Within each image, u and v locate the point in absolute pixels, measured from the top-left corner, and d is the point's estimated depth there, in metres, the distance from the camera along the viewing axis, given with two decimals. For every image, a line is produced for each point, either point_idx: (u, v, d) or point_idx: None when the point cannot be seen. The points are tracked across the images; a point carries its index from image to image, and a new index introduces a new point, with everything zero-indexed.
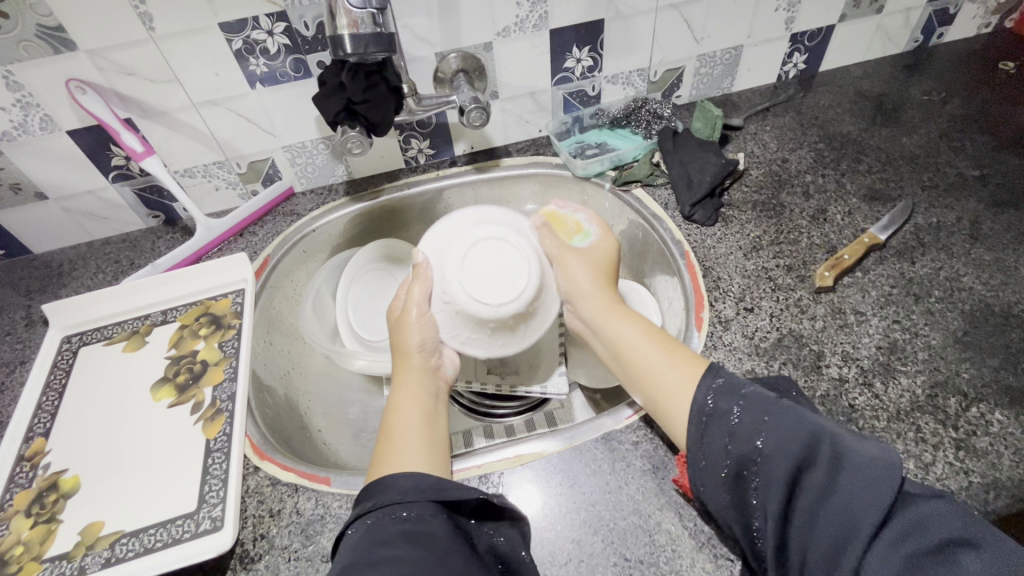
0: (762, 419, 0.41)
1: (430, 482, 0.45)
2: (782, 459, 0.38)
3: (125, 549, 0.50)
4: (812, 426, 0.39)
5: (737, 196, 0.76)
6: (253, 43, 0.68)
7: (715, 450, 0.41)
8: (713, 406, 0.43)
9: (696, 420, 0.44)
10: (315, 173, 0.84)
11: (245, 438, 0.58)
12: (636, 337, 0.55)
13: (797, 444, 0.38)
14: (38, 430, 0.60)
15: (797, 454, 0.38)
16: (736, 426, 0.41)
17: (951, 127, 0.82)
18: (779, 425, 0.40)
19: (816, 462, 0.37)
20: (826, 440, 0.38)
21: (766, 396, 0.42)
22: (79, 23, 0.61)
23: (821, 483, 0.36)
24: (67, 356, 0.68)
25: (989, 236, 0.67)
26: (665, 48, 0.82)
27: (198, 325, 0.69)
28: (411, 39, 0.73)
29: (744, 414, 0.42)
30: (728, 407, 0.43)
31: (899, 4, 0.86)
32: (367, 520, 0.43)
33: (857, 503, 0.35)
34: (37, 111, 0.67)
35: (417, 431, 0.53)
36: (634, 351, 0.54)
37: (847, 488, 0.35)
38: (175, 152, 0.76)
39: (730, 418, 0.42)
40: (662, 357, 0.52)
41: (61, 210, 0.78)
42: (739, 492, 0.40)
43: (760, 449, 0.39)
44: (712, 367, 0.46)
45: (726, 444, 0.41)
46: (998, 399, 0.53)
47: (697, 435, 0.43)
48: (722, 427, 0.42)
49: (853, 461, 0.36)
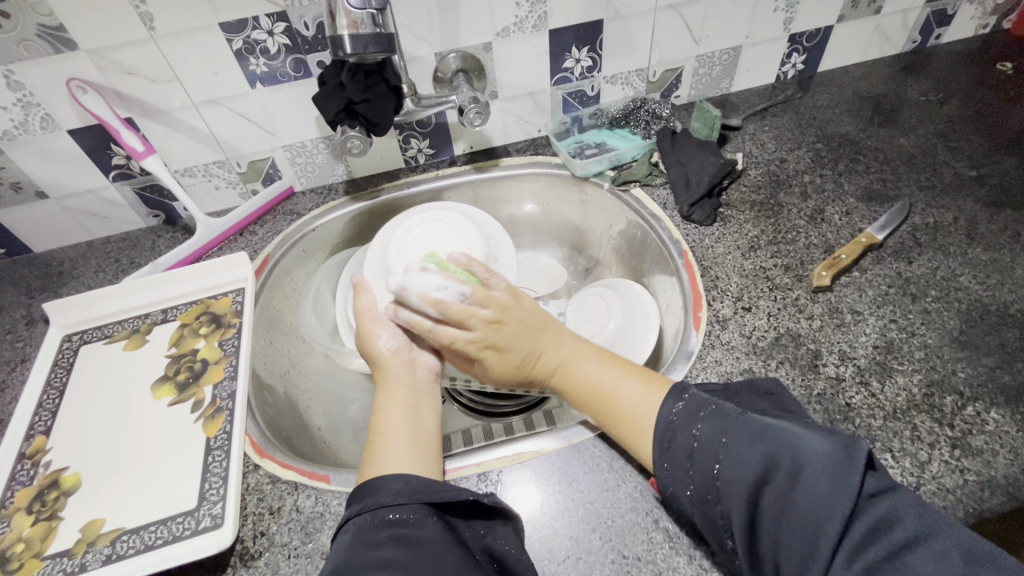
0: (719, 441, 0.41)
1: (420, 483, 0.46)
2: (743, 478, 0.38)
3: (126, 546, 0.51)
4: (768, 440, 0.39)
5: (735, 196, 0.77)
6: (253, 43, 0.68)
7: (680, 475, 0.42)
8: (674, 427, 0.44)
9: (658, 445, 0.44)
10: (315, 173, 0.84)
11: (245, 436, 0.58)
12: (600, 373, 0.53)
13: (754, 461, 0.38)
14: (39, 428, 0.61)
15: (756, 472, 0.38)
16: (697, 448, 0.42)
17: (949, 127, 0.83)
18: (737, 443, 0.40)
19: (774, 476, 0.37)
20: (783, 452, 0.38)
21: (723, 413, 0.43)
22: (80, 23, 0.62)
23: (781, 492, 0.36)
24: (68, 354, 0.68)
25: (985, 236, 0.68)
26: (664, 48, 0.83)
27: (199, 324, 0.70)
28: (411, 40, 0.73)
29: (703, 432, 0.42)
30: (687, 432, 0.43)
31: (897, 5, 0.87)
32: (356, 523, 0.43)
33: (818, 511, 0.35)
34: (37, 111, 0.67)
35: (402, 429, 0.52)
36: (600, 401, 0.52)
37: (806, 497, 0.35)
38: (175, 151, 0.76)
39: (690, 439, 0.43)
40: (624, 380, 0.52)
41: (62, 209, 0.79)
42: (709, 511, 0.40)
43: (718, 472, 0.40)
44: (677, 390, 0.47)
45: (688, 470, 0.42)
46: (994, 398, 0.54)
47: (662, 460, 0.44)
48: (684, 447, 0.43)
49: (810, 469, 0.36)
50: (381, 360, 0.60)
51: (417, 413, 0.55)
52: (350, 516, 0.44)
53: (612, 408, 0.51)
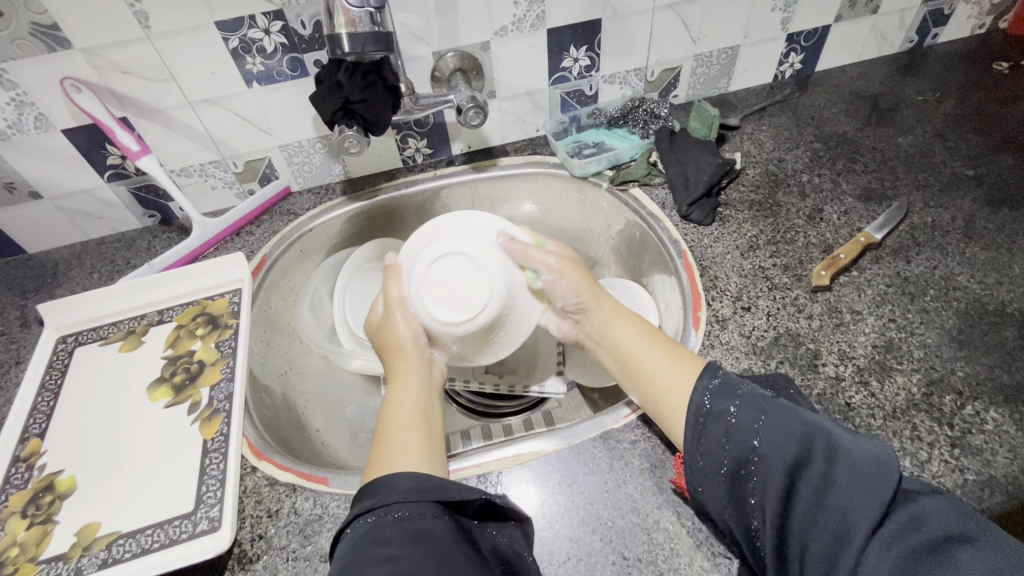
0: (758, 419, 0.41)
1: (431, 482, 0.45)
2: (779, 458, 0.38)
3: (122, 550, 0.50)
4: (808, 423, 0.39)
5: (734, 196, 0.76)
6: (249, 42, 0.67)
7: (713, 449, 0.42)
8: (709, 407, 0.44)
9: (693, 421, 0.44)
10: (312, 173, 0.84)
11: (242, 438, 0.58)
12: (639, 342, 0.55)
13: (793, 442, 0.38)
14: (34, 431, 0.60)
15: (796, 453, 0.38)
16: (733, 426, 0.42)
17: (946, 127, 0.83)
18: (778, 422, 0.40)
19: (813, 459, 0.37)
20: (823, 436, 0.38)
21: (760, 395, 0.43)
22: (74, 22, 0.61)
23: (820, 480, 0.36)
24: (63, 356, 0.67)
25: (983, 235, 0.68)
26: (662, 48, 0.83)
27: (196, 325, 0.69)
28: (408, 39, 0.72)
29: (741, 412, 0.42)
30: (724, 408, 0.43)
31: (894, 5, 0.87)
32: (366, 519, 0.43)
33: (856, 494, 0.35)
34: (31, 110, 0.67)
35: (413, 427, 0.52)
36: (643, 360, 0.53)
37: (845, 481, 0.35)
38: (171, 151, 0.76)
39: (727, 417, 0.42)
40: (660, 355, 0.52)
41: (56, 209, 0.78)
42: (738, 491, 0.40)
43: (756, 449, 0.40)
44: (709, 369, 0.46)
45: (724, 446, 0.42)
46: (993, 397, 0.54)
47: (694, 437, 0.43)
48: (720, 426, 0.42)
49: (849, 454, 0.36)
50: (398, 348, 0.61)
51: (429, 410, 0.56)
52: (359, 511, 0.44)
53: (643, 370, 0.52)
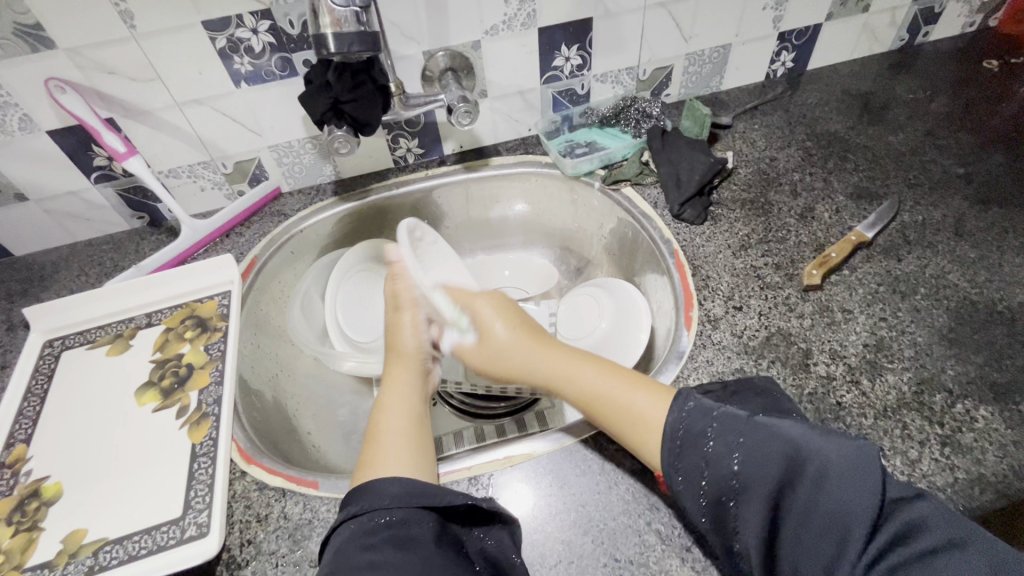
0: (738, 441, 0.40)
1: (415, 487, 0.45)
2: (763, 480, 0.38)
3: (109, 556, 0.50)
4: (791, 444, 0.38)
5: (726, 195, 0.76)
6: (237, 41, 0.67)
7: (692, 474, 0.41)
8: (687, 429, 0.43)
9: (670, 447, 0.43)
10: (302, 173, 0.83)
11: (231, 442, 0.57)
12: (595, 380, 0.52)
13: (775, 462, 0.38)
14: (19, 436, 0.59)
15: (779, 473, 0.38)
16: (710, 452, 0.41)
17: (937, 125, 0.83)
18: (757, 443, 0.39)
19: (798, 479, 0.37)
20: (809, 455, 0.37)
21: (736, 416, 0.42)
22: (58, 22, 0.60)
23: (806, 498, 0.36)
24: (49, 360, 0.66)
25: (973, 233, 0.68)
26: (653, 47, 0.82)
27: (184, 328, 0.69)
28: (398, 38, 0.72)
29: (718, 437, 0.41)
30: (701, 432, 0.42)
31: (885, 3, 0.87)
32: (350, 525, 0.43)
33: (845, 513, 0.35)
34: (15, 111, 0.66)
35: (401, 432, 0.52)
36: (604, 402, 0.50)
37: (830, 500, 0.35)
38: (159, 152, 0.75)
39: (705, 442, 0.41)
40: (623, 385, 0.50)
41: (42, 211, 0.77)
42: (720, 512, 0.40)
43: (737, 472, 0.39)
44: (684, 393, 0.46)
45: (703, 471, 0.41)
46: (984, 395, 0.54)
47: (672, 460, 0.43)
48: (698, 452, 0.42)
49: (837, 473, 0.36)
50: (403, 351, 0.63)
51: (418, 413, 0.56)
52: (343, 518, 0.44)
53: (614, 408, 0.49)
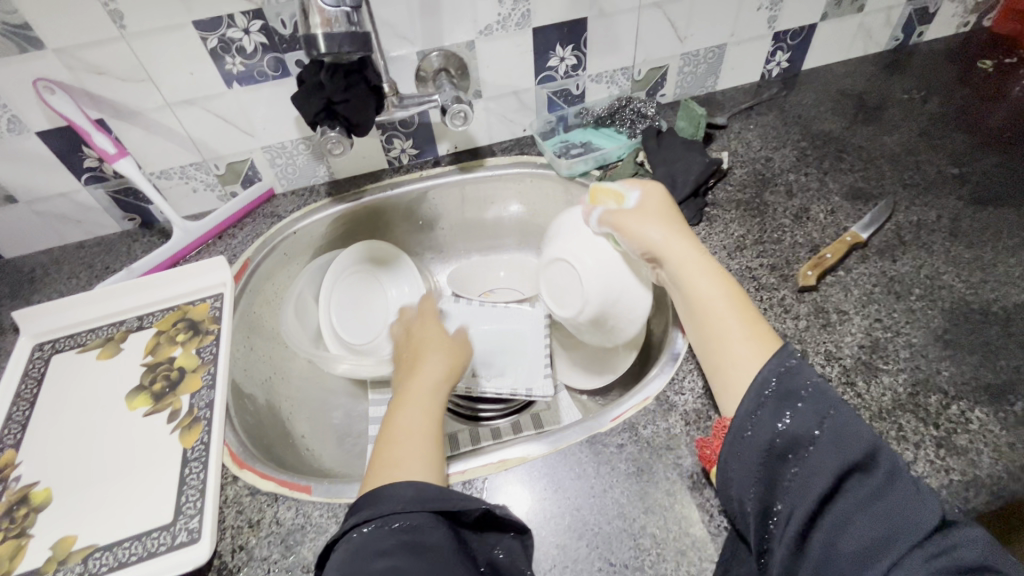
0: (827, 411, 0.39)
1: (429, 492, 0.44)
2: (839, 453, 0.37)
3: (99, 563, 0.49)
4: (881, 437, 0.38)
5: (721, 196, 0.76)
6: (228, 41, 0.66)
7: (767, 428, 0.40)
8: (777, 384, 0.41)
9: (756, 394, 0.41)
10: (296, 174, 0.83)
11: (223, 446, 0.57)
12: (713, 296, 0.52)
13: (858, 446, 0.37)
14: (8, 441, 0.59)
15: (857, 454, 0.37)
16: (799, 409, 0.40)
17: (931, 126, 0.83)
18: (847, 421, 0.39)
19: (873, 468, 0.37)
20: (890, 453, 0.37)
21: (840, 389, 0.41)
22: (46, 22, 0.60)
23: (870, 488, 0.36)
24: (39, 364, 0.66)
25: (968, 234, 0.68)
26: (648, 47, 0.82)
27: (176, 331, 0.68)
28: (392, 38, 0.71)
29: (809, 404, 0.40)
30: (796, 390, 0.41)
31: (879, 3, 0.87)
32: (364, 529, 0.42)
33: (912, 514, 0.35)
34: (3, 112, 0.65)
35: (415, 433, 0.51)
36: (709, 314, 0.52)
37: (899, 500, 0.35)
38: (151, 153, 0.74)
39: (797, 401, 0.40)
40: (736, 316, 0.50)
41: (32, 213, 0.76)
42: (775, 469, 0.39)
43: (816, 438, 0.38)
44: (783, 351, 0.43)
45: (782, 427, 0.39)
46: (978, 397, 0.54)
47: (757, 408, 0.41)
48: (785, 406, 0.40)
49: (911, 480, 0.36)
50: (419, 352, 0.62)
51: (439, 412, 0.54)
52: (354, 523, 0.43)
53: (713, 324, 0.51)
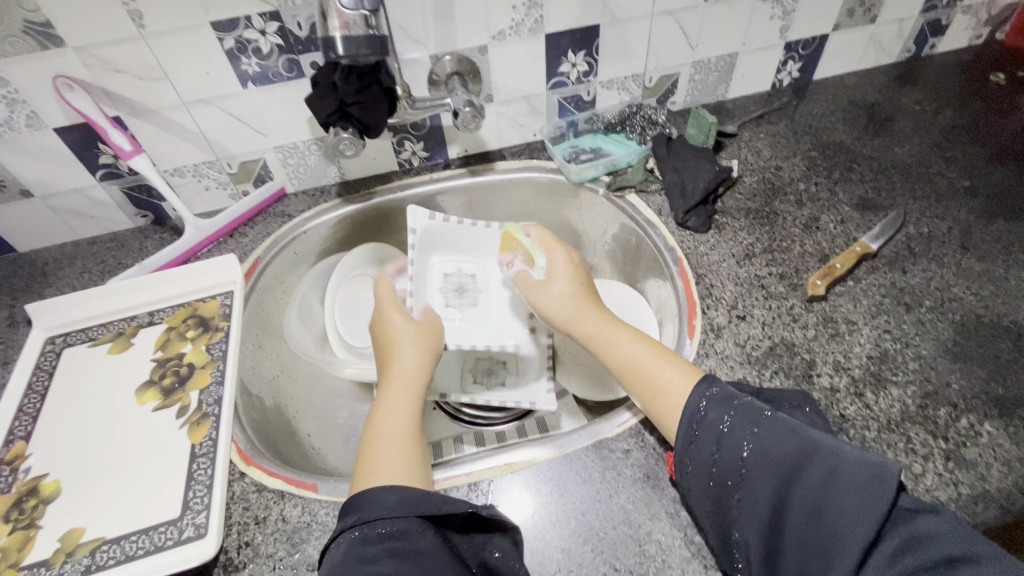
0: (752, 430, 0.42)
1: (416, 498, 0.44)
2: (770, 469, 0.39)
3: (106, 556, 0.50)
4: (803, 439, 0.39)
5: (731, 204, 0.76)
6: (245, 42, 0.67)
7: (703, 457, 0.43)
8: (704, 412, 0.44)
9: (686, 428, 0.44)
10: (307, 175, 0.83)
11: (231, 443, 0.57)
12: (634, 348, 0.53)
13: (786, 457, 0.39)
14: (19, 433, 0.59)
15: (786, 468, 0.39)
16: (725, 436, 0.42)
17: (942, 138, 0.83)
18: (771, 435, 0.41)
19: (806, 475, 0.38)
20: (818, 454, 0.38)
21: (755, 406, 0.43)
22: (67, 20, 0.61)
23: (811, 497, 0.37)
24: (51, 357, 0.66)
25: (979, 246, 0.68)
26: (660, 54, 0.82)
27: (186, 327, 0.68)
28: (405, 41, 0.72)
29: (734, 423, 0.42)
30: (719, 418, 0.43)
31: (892, 15, 0.87)
32: (350, 535, 0.42)
33: (850, 520, 0.35)
34: (22, 108, 0.66)
35: (400, 438, 0.51)
36: (635, 371, 0.52)
37: (838, 505, 0.36)
38: (165, 151, 0.75)
39: (719, 427, 0.43)
40: (653, 355, 0.52)
41: (47, 208, 0.77)
42: (723, 499, 0.41)
43: (746, 459, 0.41)
44: (708, 378, 0.46)
45: (715, 455, 0.42)
46: (988, 410, 0.53)
47: (688, 441, 0.44)
48: (712, 435, 0.43)
49: (845, 478, 0.36)
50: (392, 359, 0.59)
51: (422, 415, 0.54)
52: (342, 528, 0.43)
53: (645, 377, 0.51)
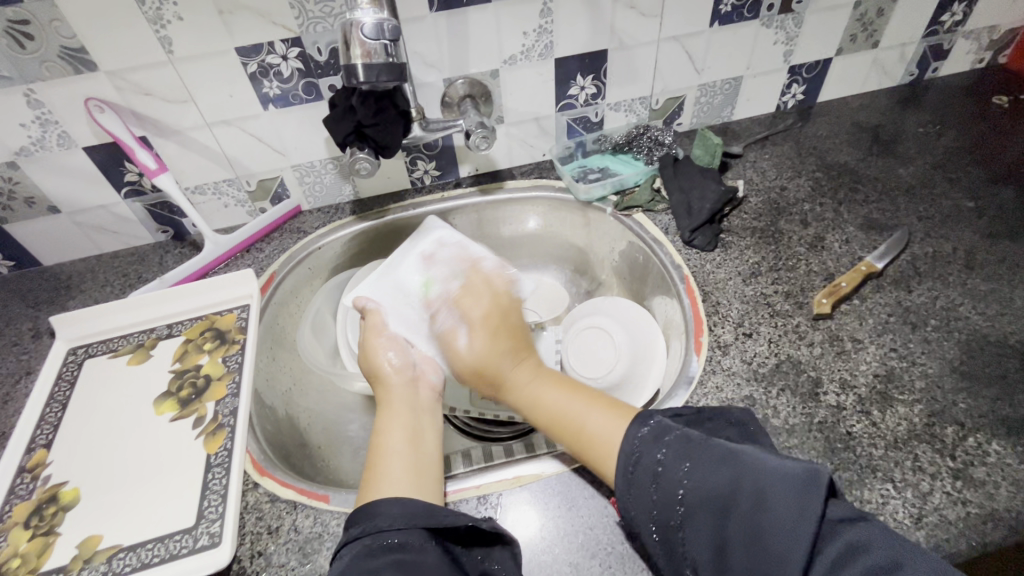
0: (684, 464, 0.42)
1: (417, 508, 0.45)
2: (707, 502, 0.39)
3: (122, 563, 0.51)
4: (730, 464, 0.40)
5: (737, 223, 0.78)
6: (267, 66, 0.70)
7: (643, 499, 0.42)
8: (639, 454, 0.44)
9: (623, 471, 0.44)
10: (323, 193, 0.86)
11: (245, 454, 0.58)
12: (560, 399, 0.53)
13: (719, 488, 0.39)
14: (40, 441, 0.61)
15: (720, 498, 0.39)
16: (660, 472, 0.42)
17: (946, 159, 0.84)
18: (701, 467, 0.41)
19: (737, 503, 0.38)
20: (745, 478, 0.39)
21: (686, 438, 0.43)
22: (101, 47, 0.64)
23: (745, 527, 0.37)
24: (72, 367, 0.69)
25: (983, 266, 0.68)
26: (667, 78, 0.85)
27: (204, 340, 0.70)
28: (420, 66, 0.75)
29: (667, 459, 0.43)
30: (652, 456, 0.43)
31: (894, 40, 0.89)
32: (356, 547, 0.43)
33: (782, 540, 0.36)
34: (55, 128, 0.69)
35: (404, 453, 0.51)
36: (567, 423, 0.51)
37: (773, 517, 0.36)
38: (187, 168, 0.78)
39: (654, 463, 0.43)
40: (587, 405, 0.51)
41: (73, 223, 0.80)
42: (672, 538, 0.41)
43: (682, 495, 0.41)
44: (641, 417, 0.47)
45: (653, 495, 0.42)
46: (996, 430, 0.53)
47: (626, 485, 0.44)
48: (649, 474, 0.43)
49: (775, 491, 0.37)
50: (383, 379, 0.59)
51: (428, 436, 0.55)
52: (348, 539, 0.44)
53: (578, 433, 0.50)
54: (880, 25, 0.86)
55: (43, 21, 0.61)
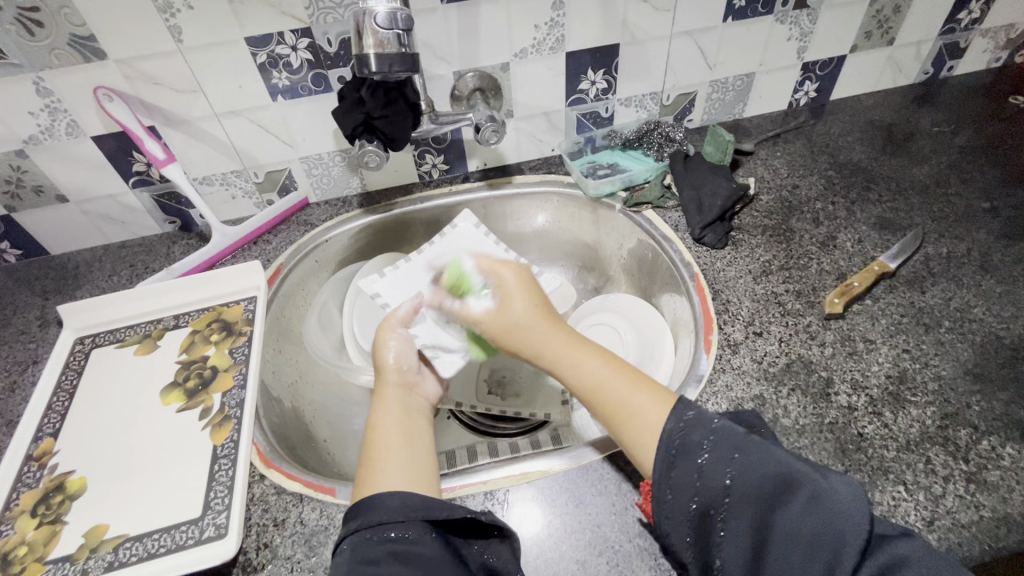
0: (732, 457, 0.41)
1: (417, 500, 0.45)
2: (755, 497, 0.38)
3: (129, 553, 0.51)
4: (781, 464, 0.39)
5: (748, 221, 0.77)
6: (277, 57, 0.69)
7: (683, 485, 0.41)
8: (684, 440, 0.43)
9: (663, 455, 0.43)
10: (329, 185, 0.85)
11: (252, 445, 0.58)
12: (598, 371, 0.51)
13: (768, 483, 0.39)
14: (47, 430, 0.61)
15: (769, 493, 0.38)
16: (704, 464, 0.41)
17: (961, 159, 0.83)
18: (750, 463, 0.40)
19: (790, 499, 0.37)
20: (800, 479, 0.38)
21: (734, 432, 0.42)
22: (112, 35, 0.64)
23: (798, 521, 0.36)
24: (79, 356, 0.69)
25: (999, 268, 0.67)
26: (678, 73, 0.84)
27: (210, 331, 0.70)
28: (430, 58, 0.74)
29: (714, 454, 0.41)
30: (698, 445, 0.42)
31: (910, 37, 0.88)
32: (354, 539, 0.42)
33: (834, 540, 0.35)
34: (64, 117, 0.69)
35: (400, 446, 0.50)
36: (603, 399, 0.49)
37: (825, 517, 0.36)
38: (195, 159, 0.77)
39: (697, 455, 0.42)
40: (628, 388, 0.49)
41: (81, 212, 0.80)
42: (705, 527, 0.40)
43: (728, 487, 0.40)
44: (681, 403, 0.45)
45: (694, 481, 0.41)
46: (1010, 433, 0.53)
47: (666, 468, 0.42)
48: (691, 465, 0.41)
49: (827, 495, 0.37)
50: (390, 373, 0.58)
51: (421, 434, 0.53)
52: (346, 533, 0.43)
53: (612, 407, 0.49)
54: (896, 22, 0.85)
55: (53, 8, 0.61)
